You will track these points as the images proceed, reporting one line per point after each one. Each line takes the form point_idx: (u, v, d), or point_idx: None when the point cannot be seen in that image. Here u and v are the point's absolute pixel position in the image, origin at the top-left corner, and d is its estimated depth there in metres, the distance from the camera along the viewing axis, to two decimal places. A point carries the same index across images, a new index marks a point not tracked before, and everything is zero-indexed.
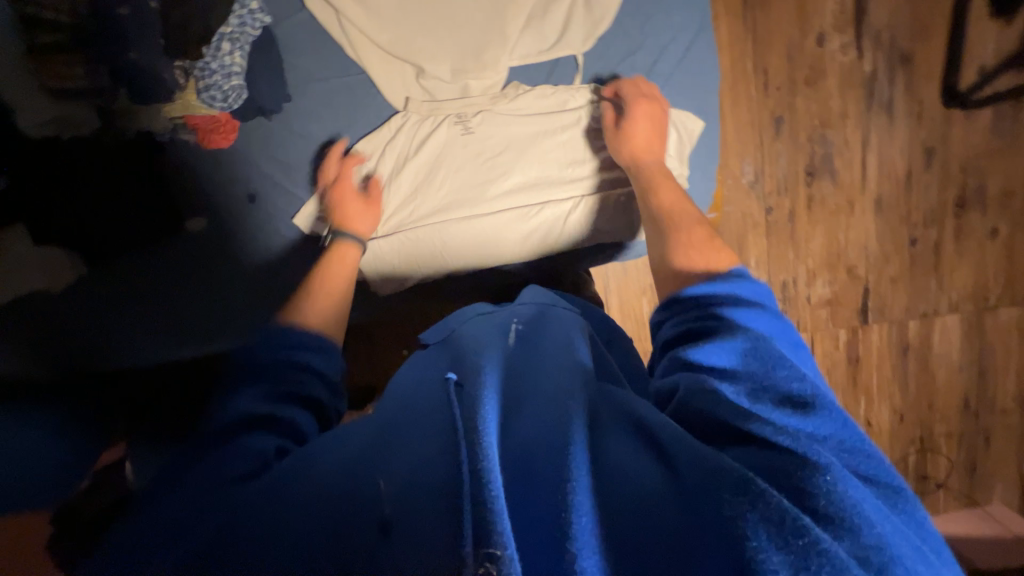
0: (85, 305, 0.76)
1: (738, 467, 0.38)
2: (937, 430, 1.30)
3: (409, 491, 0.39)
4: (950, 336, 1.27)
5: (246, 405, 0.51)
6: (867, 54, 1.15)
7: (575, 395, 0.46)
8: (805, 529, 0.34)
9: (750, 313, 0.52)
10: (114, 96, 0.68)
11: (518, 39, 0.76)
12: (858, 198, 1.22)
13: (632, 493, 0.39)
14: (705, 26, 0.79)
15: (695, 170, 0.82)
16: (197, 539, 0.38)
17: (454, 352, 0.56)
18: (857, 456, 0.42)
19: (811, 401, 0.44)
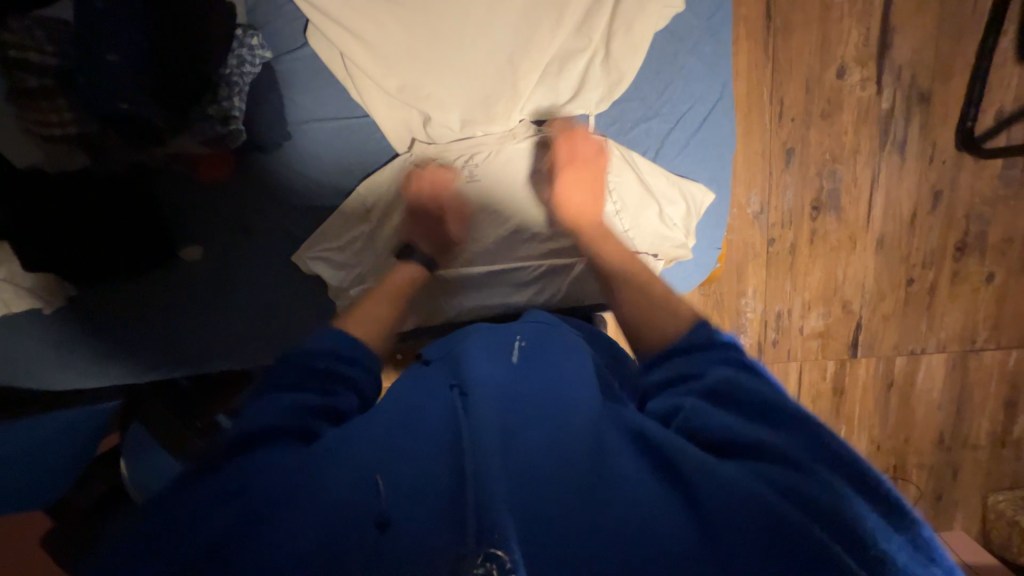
0: (84, 309, 0.76)
1: (736, 479, 0.39)
2: (910, 460, 1.35)
3: (412, 496, 0.41)
4: (933, 375, 1.30)
5: (257, 420, 0.49)
6: (885, 91, 1.12)
7: (581, 409, 0.49)
8: (821, 547, 0.34)
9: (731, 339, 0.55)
10: (102, 137, 0.63)
11: (531, 93, 0.72)
12: (860, 235, 1.21)
13: (636, 505, 0.40)
14: (728, 86, 0.76)
15: (700, 238, 0.82)
16: (209, 531, 0.40)
17: (452, 366, 0.58)
18: (866, 465, 0.41)
19: (803, 414, 0.45)
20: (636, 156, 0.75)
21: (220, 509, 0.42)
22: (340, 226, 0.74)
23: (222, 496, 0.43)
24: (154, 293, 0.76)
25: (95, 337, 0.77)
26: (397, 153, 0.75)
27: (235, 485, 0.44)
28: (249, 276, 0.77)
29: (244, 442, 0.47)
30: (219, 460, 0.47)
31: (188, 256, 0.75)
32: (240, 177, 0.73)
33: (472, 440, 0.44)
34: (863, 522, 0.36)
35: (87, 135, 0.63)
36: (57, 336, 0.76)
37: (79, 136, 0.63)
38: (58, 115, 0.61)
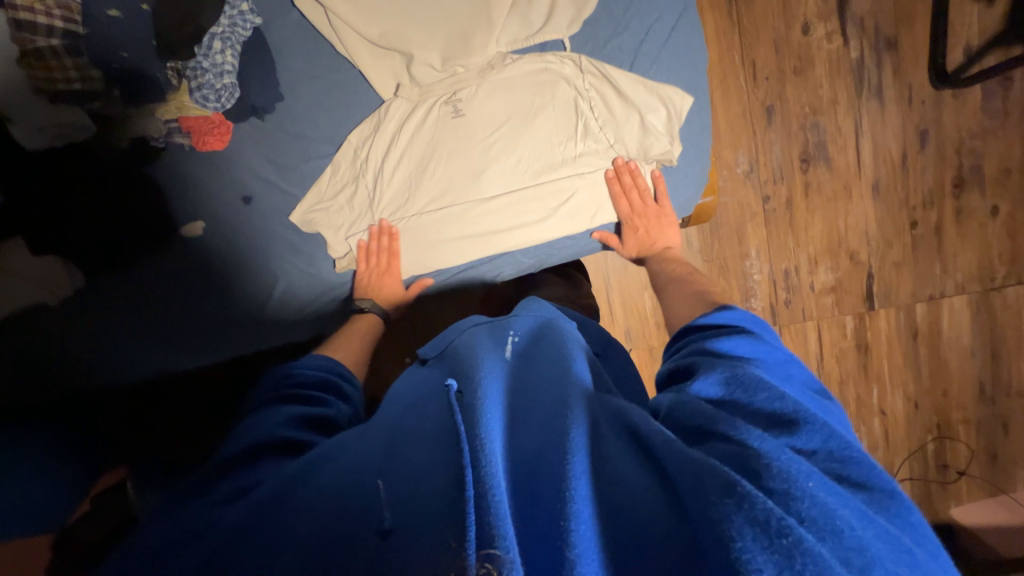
0: (76, 318, 0.75)
1: (724, 468, 0.35)
2: (954, 416, 1.27)
3: (408, 501, 0.37)
4: (959, 319, 1.25)
5: (253, 437, 0.51)
6: (852, 41, 1.16)
7: (570, 404, 0.42)
8: (789, 528, 0.31)
9: (726, 343, 0.50)
10: (110, 99, 0.67)
11: (505, 23, 0.76)
12: (854, 182, 1.21)
13: (619, 506, 0.36)
14: (689, 8, 0.80)
15: (688, 149, 0.84)
16: (216, 536, 0.38)
17: (451, 363, 0.52)
18: (854, 464, 0.38)
19: (794, 417, 0.40)
20: (612, 68, 0.77)
21: (213, 518, 0.41)
22: (332, 178, 0.79)
23: (213, 503, 0.43)
24: (152, 291, 0.78)
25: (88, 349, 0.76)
26: (384, 100, 0.79)
27: (229, 491, 0.45)
28: (246, 265, 0.80)
29: (247, 455, 0.49)
30: (220, 476, 0.48)
31: (190, 233, 0.78)
32: (238, 140, 0.77)
33: (471, 433, 0.39)
34: (838, 511, 0.33)
35: (91, 94, 0.65)
36: (46, 342, 0.74)
37: (84, 95, 0.65)
38: (64, 72, 0.62)
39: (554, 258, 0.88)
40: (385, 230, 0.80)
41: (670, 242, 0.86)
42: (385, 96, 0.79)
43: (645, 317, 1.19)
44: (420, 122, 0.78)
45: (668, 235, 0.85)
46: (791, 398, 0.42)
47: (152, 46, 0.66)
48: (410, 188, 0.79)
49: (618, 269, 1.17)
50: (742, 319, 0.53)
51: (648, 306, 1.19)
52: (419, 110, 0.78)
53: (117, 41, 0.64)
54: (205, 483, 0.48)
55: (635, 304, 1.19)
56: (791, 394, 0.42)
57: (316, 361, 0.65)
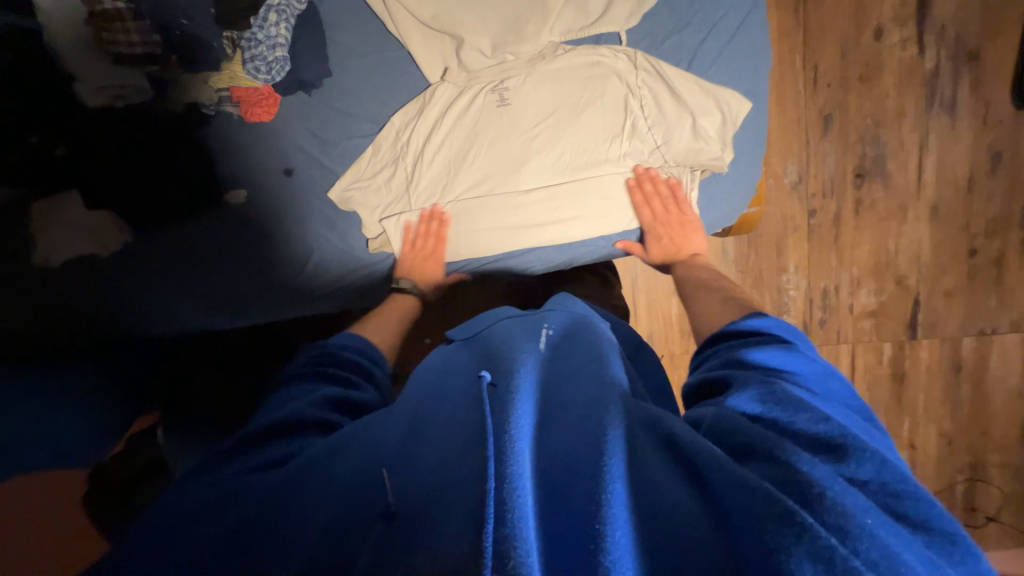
0: (121, 270, 0.78)
1: (779, 494, 0.32)
2: (990, 459, 1.20)
3: (430, 492, 0.37)
4: (1009, 357, 1.17)
5: (293, 407, 0.51)
6: (929, 50, 1.08)
7: (606, 406, 0.41)
8: (855, 570, 0.28)
9: (761, 357, 0.47)
10: (168, 64, 0.69)
11: (560, 13, 0.74)
12: (912, 203, 1.14)
13: (664, 516, 0.34)
14: (757, 6, 0.75)
15: (740, 155, 0.80)
16: (243, 510, 0.39)
17: (485, 350, 0.53)
18: (913, 500, 0.34)
19: (843, 443, 0.36)
20: (667, 66, 0.74)
21: (253, 482, 0.42)
22: (373, 157, 0.80)
23: (255, 467, 0.45)
24: (187, 252, 0.80)
25: (131, 300, 0.79)
26: (429, 83, 0.78)
27: (274, 456, 0.46)
28: (285, 233, 0.82)
29: (271, 430, 0.49)
30: (254, 444, 0.48)
31: (234, 200, 0.80)
32: (283, 113, 0.78)
33: (500, 426, 0.39)
34: (902, 555, 0.30)
35: (150, 58, 0.68)
36: (90, 290, 0.77)
37: (144, 59, 0.67)
38: (127, 36, 0.65)
39: (596, 254, 0.86)
40: (437, 214, 0.81)
41: (695, 249, 0.83)
42: (432, 79, 0.78)
43: (669, 322, 1.17)
44: (465, 108, 0.77)
45: (692, 241, 0.82)
46: (835, 421, 0.38)
47: (212, 14, 0.68)
48: (448, 173, 0.79)
49: (647, 271, 1.15)
50: (779, 331, 0.50)
51: (674, 312, 1.16)
52: (463, 96, 0.77)
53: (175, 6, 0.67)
54: (240, 449, 0.48)
55: (661, 309, 1.16)
56: (836, 418, 0.38)
57: (350, 345, 0.65)
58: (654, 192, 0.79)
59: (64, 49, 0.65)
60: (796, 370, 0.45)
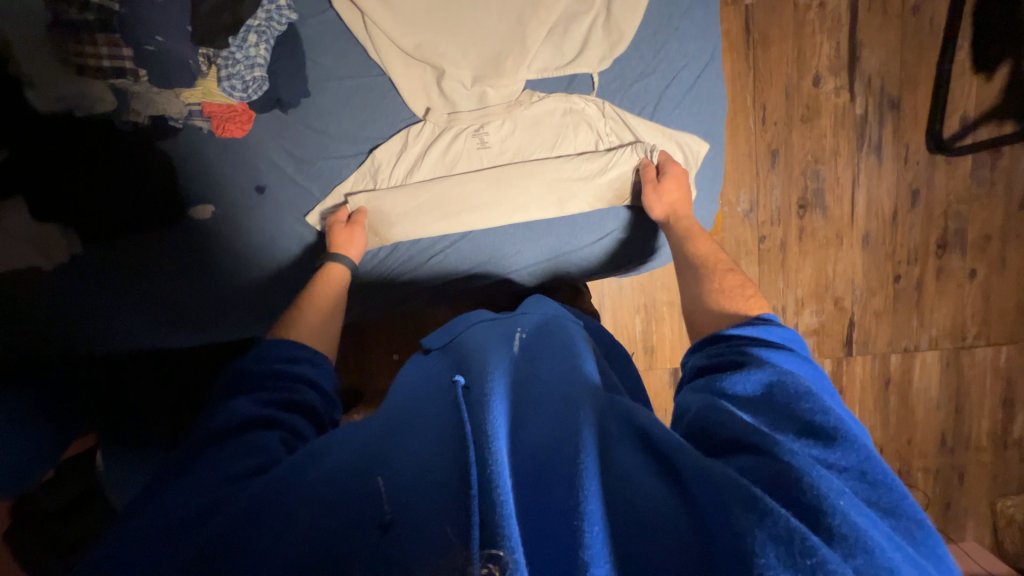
0: (76, 282, 0.75)
1: (746, 482, 0.35)
2: (914, 464, 1.33)
3: (411, 494, 0.37)
4: (929, 372, 1.31)
5: (248, 407, 0.51)
6: (859, 98, 1.21)
7: (579, 404, 0.43)
8: (813, 548, 0.31)
9: (768, 351, 0.49)
10: (137, 78, 0.66)
11: (538, 52, 0.78)
12: (846, 232, 1.26)
13: (631, 501, 0.36)
14: (717, 54, 0.81)
15: (701, 190, 0.87)
16: (210, 533, 0.37)
17: (457, 356, 0.55)
18: (884, 485, 0.37)
19: (832, 431, 0.39)
20: (632, 114, 0.81)
21: (233, 494, 0.40)
22: (353, 186, 0.81)
23: (230, 480, 0.42)
24: (145, 268, 0.77)
25: (84, 318, 0.76)
26: (415, 118, 0.81)
27: (252, 465, 0.44)
28: (253, 245, 0.80)
29: (244, 425, 0.49)
30: (224, 438, 0.48)
31: (198, 214, 0.77)
32: (257, 130, 0.78)
33: (480, 441, 0.40)
34: (869, 531, 0.32)
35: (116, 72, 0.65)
36: (39, 310, 0.74)
37: (109, 72, 0.65)
38: (94, 47, 0.63)
39: (572, 270, 0.89)
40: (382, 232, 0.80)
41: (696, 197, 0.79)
42: (418, 115, 0.81)
43: (634, 338, 1.22)
44: (444, 145, 0.80)
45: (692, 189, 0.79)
46: (833, 414, 0.41)
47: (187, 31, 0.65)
48: (420, 210, 0.80)
49: (614, 289, 1.20)
50: (790, 338, 0.52)
51: (639, 329, 1.22)
52: (445, 138, 0.80)
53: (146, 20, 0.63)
54: (208, 447, 0.48)
55: (626, 325, 1.22)
56: (834, 411, 0.41)
57: (272, 350, 0.60)
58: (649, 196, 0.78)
59: (25, 54, 0.62)
60: (804, 371, 0.47)
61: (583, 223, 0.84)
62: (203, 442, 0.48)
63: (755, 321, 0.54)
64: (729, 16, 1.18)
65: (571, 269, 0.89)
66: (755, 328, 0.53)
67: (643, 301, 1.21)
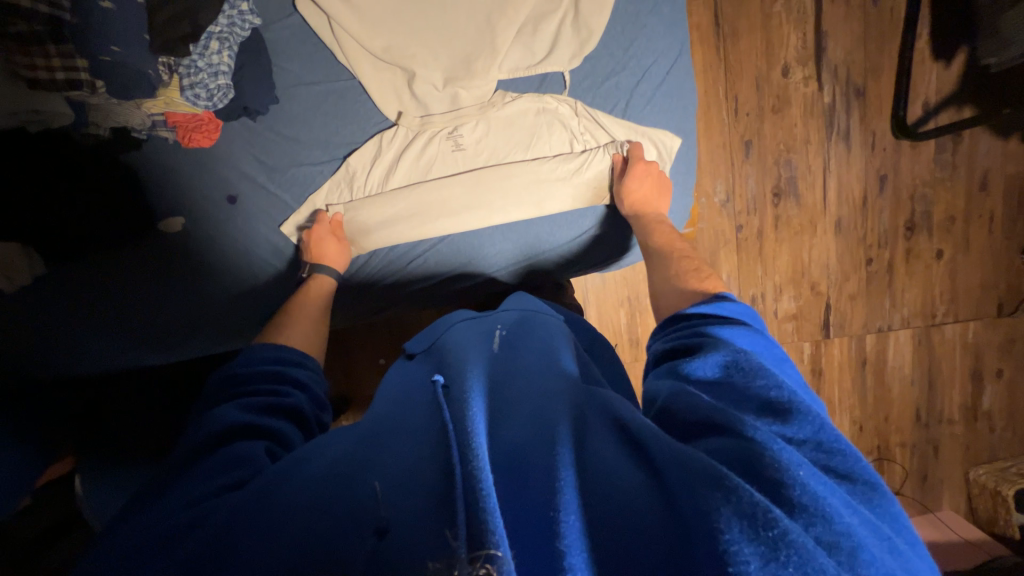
0: (42, 303, 0.72)
1: (711, 461, 0.35)
2: (892, 440, 1.37)
3: (403, 496, 0.36)
4: (903, 351, 1.36)
5: (235, 416, 0.49)
6: (826, 87, 1.24)
7: (560, 397, 0.44)
8: (776, 519, 0.31)
9: (725, 330, 0.50)
10: (93, 90, 0.63)
11: (508, 52, 0.78)
12: (819, 218, 1.30)
13: (605, 488, 0.36)
14: (686, 49, 0.82)
15: (676, 184, 0.88)
16: (195, 545, 0.36)
17: (438, 357, 0.55)
18: (839, 452, 0.38)
19: (788, 405, 0.41)
20: (605, 113, 0.82)
21: (207, 512, 0.38)
22: (329, 194, 0.80)
23: (207, 495, 0.40)
24: (118, 283, 0.75)
25: (55, 338, 0.74)
26: (388, 122, 0.80)
27: (231, 479, 0.42)
28: (228, 256, 0.78)
29: (224, 435, 0.47)
30: (208, 449, 0.46)
31: (171, 226, 0.76)
32: (226, 138, 0.76)
33: (463, 440, 0.39)
34: (827, 499, 0.33)
35: (71, 86, 0.60)
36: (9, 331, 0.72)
37: (64, 86, 0.60)
38: (45, 59, 0.58)
39: (550, 265, 0.89)
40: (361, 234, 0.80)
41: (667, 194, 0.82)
42: (390, 118, 0.80)
43: (619, 331, 1.23)
44: (418, 149, 0.80)
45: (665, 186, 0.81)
46: (787, 388, 0.42)
47: (146, 41, 0.62)
48: (396, 218, 0.80)
49: (596, 284, 1.21)
50: (744, 314, 0.54)
51: (624, 323, 1.23)
52: (419, 142, 0.80)
53: (109, 32, 0.59)
54: (194, 456, 0.46)
55: (611, 319, 1.23)
56: (787, 384, 0.43)
57: (270, 352, 0.60)
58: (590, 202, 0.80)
59: None
60: (759, 346, 0.49)
61: (561, 220, 0.85)
62: (187, 453, 0.47)
63: (715, 301, 0.55)
64: (699, 10, 1.20)
65: (551, 265, 0.89)
66: (711, 307, 0.54)
67: (626, 294, 1.22)
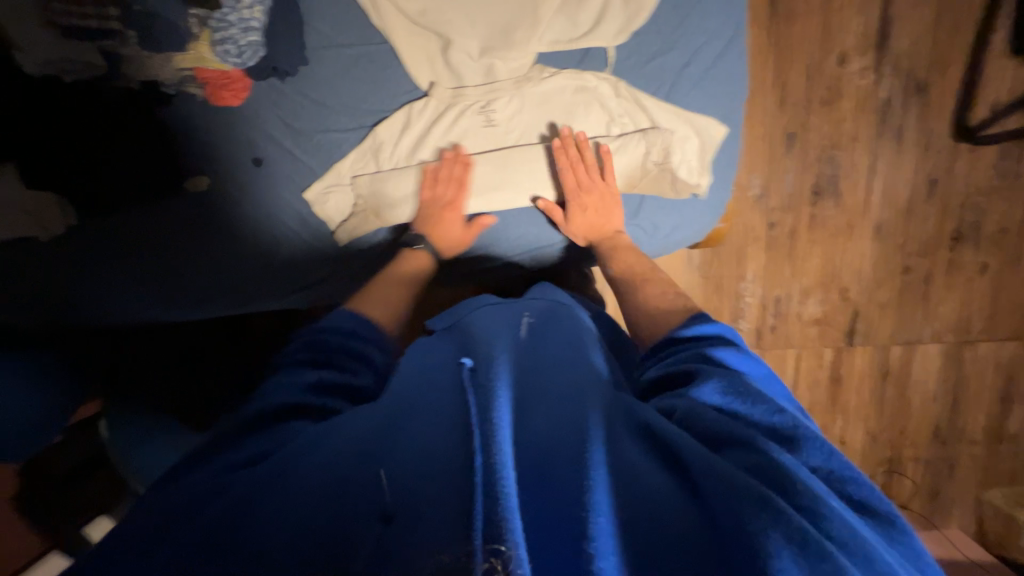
0: (68, 254, 0.74)
1: (754, 482, 0.34)
2: (905, 454, 1.34)
3: (420, 484, 0.36)
4: (929, 365, 1.31)
5: (299, 391, 0.49)
6: (884, 80, 1.16)
7: (588, 395, 0.43)
8: (826, 550, 0.30)
9: (720, 351, 0.51)
10: (125, 40, 0.64)
11: (550, 22, 0.75)
12: (858, 221, 1.23)
13: (637, 496, 0.35)
14: (742, 32, 0.77)
15: (715, 177, 0.83)
16: (213, 512, 0.36)
17: (465, 341, 0.54)
18: (856, 483, 0.37)
19: (796, 432, 0.40)
20: (647, 95, 0.77)
21: (226, 483, 0.39)
22: (353, 162, 0.78)
23: (228, 468, 0.41)
24: (142, 237, 0.75)
25: (79, 289, 0.75)
26: (419, 92, 0.77)
27: (245, 457, 0.42)
28: (252, 218, 0.77)
29: (277, 415, 0.47)
30: (264, 425, 0.46)
31: (195, 185, 0.75)
32: (252, 100, 0.75)
33: (486, 428, 0.39)
34: (860, 530, 0.32)
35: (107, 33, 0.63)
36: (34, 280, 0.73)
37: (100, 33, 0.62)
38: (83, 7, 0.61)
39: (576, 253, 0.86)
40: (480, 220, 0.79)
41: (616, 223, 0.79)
42: (421, 88, 0.78)
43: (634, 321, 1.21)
44: (448, 122, 0.77)
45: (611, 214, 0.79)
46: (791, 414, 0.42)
47: None
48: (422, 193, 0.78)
49: None
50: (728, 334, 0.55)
51: None
52: (451, 115, 0.77)
53: None
54: (251, 428, 0.46)
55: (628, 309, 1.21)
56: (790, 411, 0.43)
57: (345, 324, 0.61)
58: (576, 181, 0.76)
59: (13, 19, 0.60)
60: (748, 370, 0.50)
61: None
62: (246, 421, 0.47)
63: (697, 320, 0.56)
64: None
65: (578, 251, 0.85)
66: (700, 328, 0.55)
67: None
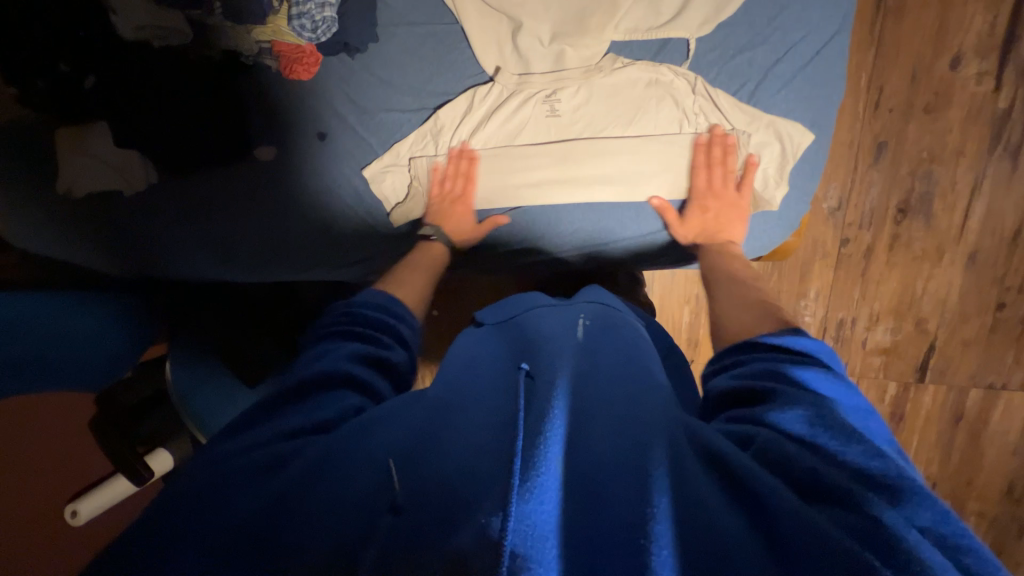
0: (146, 209, 0.80)
1: (841, 536, 0.30)
2: (968, 507, 1.21)
3: (458, 480, 0.35)
4: (1012, 415, 1.16)
5: (343, 359, 0.51)
6: (1006, 89, 1.01)
7: (648, 415, 0.40)
8: None
9: (806, 375, 0.44)
10: (211, 11, 0.68)
11: (627, 10, 0.71)
12: (950, 246, 1.10)
13: (707, 533, 0.32)
14: (846, 29, 0.69)
15: (792, 187, 0.76)
16: (272, 489, 0.37)
17: (518, 338, 0.52)
18: (984, 557, 0.31)
19: (902, 483, 0.34)
20: (724, 92, 0.72)
21: (289, 452, 0.40)
22: (414, 144, 0.78)
23: (281, 436, 0.43)
24: (212, 200, 0.80)
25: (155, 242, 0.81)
26: (484, 77, 0.76)
27: (295, 425, 0.44)
28: (312, 190, 0.80)
29: (316, 380, 0.48)
30: (307, 391, 0.48)
31: (263, 154, 0.79)
32: (323, 75, 0.76)
33: (530, 434, 0.37)
34: None
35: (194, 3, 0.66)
36: (117, 230, 0.80)
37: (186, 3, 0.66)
38: None
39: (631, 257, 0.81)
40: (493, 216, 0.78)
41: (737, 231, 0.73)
42: (487, 73, 0.76)
43: (678, 329, 1.16)
44: (511, 109, 0.76)
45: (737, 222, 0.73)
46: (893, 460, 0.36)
47: None
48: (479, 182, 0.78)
49: (665, 277, 1.13)
50: (820, 353, 0.49)
51: (685, 322, 1.16)
52: (516, 103, 0.75)
53: None
54: (297, 393, 0.48)
55: (673, 316, 1.16)
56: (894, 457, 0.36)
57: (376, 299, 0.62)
58: (708, 180, 0.73)
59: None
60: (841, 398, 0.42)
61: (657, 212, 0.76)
62: (287, 388, 0.48)
63: (786, 338, 0.50)
64: None
65: (635, 256, 0.81)
66: (781, 342, 0.49)
67: (695, 293, 1.13)
